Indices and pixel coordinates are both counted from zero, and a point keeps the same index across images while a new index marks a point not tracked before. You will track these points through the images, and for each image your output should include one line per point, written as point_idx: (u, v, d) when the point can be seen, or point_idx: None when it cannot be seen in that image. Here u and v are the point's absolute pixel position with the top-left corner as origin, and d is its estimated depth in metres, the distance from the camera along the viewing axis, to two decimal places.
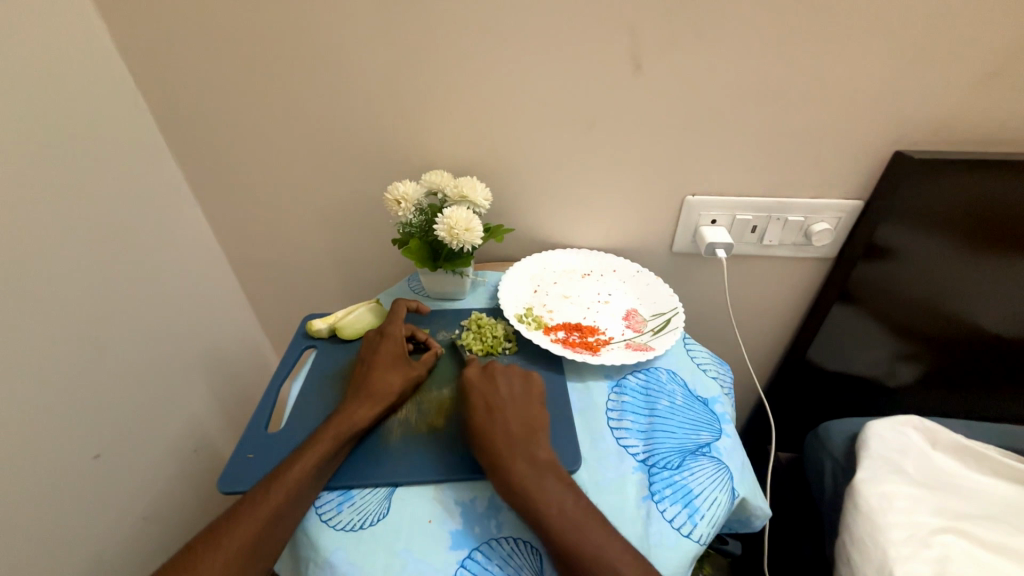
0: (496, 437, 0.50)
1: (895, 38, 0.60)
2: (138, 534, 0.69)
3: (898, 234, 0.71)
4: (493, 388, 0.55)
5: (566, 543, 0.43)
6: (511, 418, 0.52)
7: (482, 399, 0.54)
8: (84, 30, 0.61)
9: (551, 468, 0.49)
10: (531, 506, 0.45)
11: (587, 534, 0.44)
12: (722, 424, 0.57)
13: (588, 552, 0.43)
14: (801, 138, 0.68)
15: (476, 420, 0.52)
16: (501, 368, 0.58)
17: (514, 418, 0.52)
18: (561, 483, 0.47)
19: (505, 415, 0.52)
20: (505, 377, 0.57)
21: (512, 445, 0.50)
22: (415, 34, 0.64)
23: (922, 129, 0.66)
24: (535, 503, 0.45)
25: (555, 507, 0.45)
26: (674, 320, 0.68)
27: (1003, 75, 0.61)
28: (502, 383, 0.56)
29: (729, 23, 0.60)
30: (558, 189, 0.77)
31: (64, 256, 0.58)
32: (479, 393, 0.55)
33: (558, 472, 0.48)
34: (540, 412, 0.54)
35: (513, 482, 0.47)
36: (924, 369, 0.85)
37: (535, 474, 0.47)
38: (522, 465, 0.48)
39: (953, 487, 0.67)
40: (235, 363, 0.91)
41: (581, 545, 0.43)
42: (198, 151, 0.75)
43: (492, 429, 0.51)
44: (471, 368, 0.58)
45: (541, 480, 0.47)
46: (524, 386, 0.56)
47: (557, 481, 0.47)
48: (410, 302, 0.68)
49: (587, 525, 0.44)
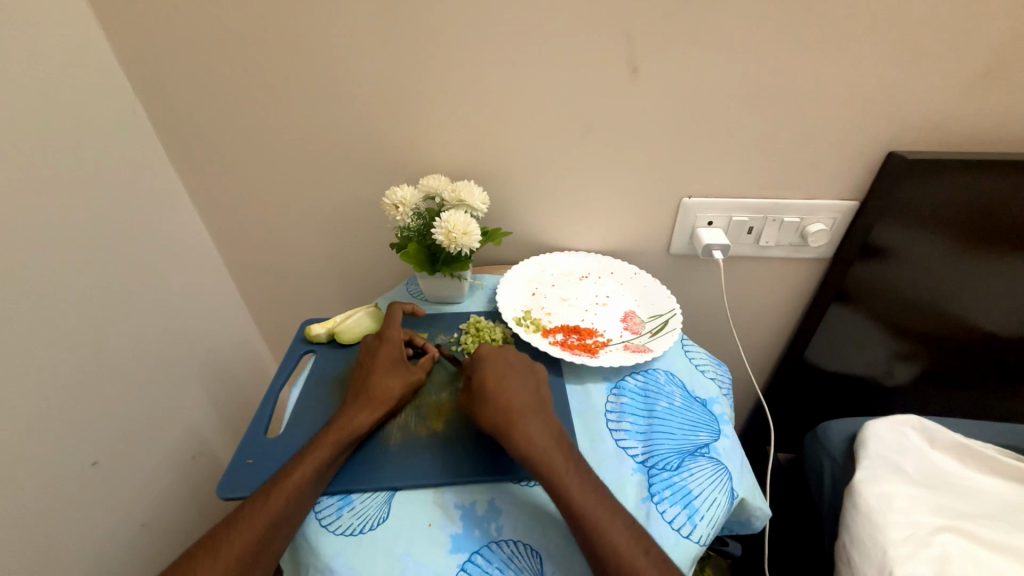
0: (508, 404, 0.51)
1: (887, 39, 0.60)
2: (136, 542, 0.69)
3: (894, 233, 0.71)
4: (506, 360, 0.56)
5: (574, 508, 0.44)
6: (523, 388, 0.53)
7: (496, 370, 0.54)
8: (81, 36, 0.61)
9: (561, 438, 0.50)
10: (544, 472, 0.46)
11: (592, 501, 0.45)
12: (721, 425, 0.57)
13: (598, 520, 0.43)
14: (796, 140, 0.69)
15: (489, 386, 0.53)
16: (512, 346, 0.59)
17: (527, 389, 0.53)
18: (570, 454, 0.48)
19: (517, 386, 0.53)
20: (514, 352, 0.58)
21: (523, 413, 0.51)
22: (412, 38, 0.64)
23: (916, 130, 0.66)
24: (547, 467, 0.46)
25: (566, 472, 0.46)
26: (673, 321, 0.68)
27: (995, 75, 0.62)
28: (512, 357, 0.57)
29: (722, 26, 0.61)
30: (555, 193, 0.77)
31: (62, 263, 0.58)
32: (493, 363, 0.55)
33: (569, 444, 0.49)
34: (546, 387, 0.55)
35: (526, 446, 0.48)
36: (922, 367, 0.85)
37: (548, 442, 0.48)
38: (536, 428, 0.49)
39: (950, 486, 0.67)
40: (234, 369, 0.91)
41: (591, 510, 0.44)
42: (195, 157, 0.75)
43: (505, 397, 0.52)
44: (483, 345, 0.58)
45: (551, 447, 0.48)
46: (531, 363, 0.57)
47: (559, 446, 0.49)
48: (407, 305, 0.68)
49: (594, 493, 0.45)
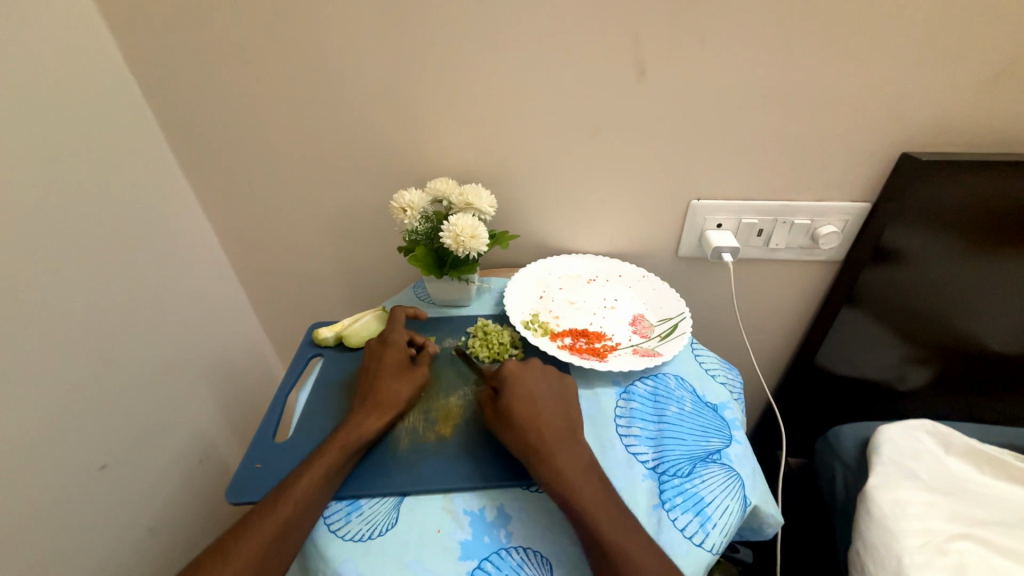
0: (542, 433, 0.50)
1: (897, 40, 0.60)
2: (143, 546, 0.69)
3: (906, 236, 0.70)
4: (535, 383, 0.55)
5: (605, 538, 0.44)
6: (554, 411, 0.52)
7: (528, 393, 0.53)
8: (90, 41, 0.62)
9: (592, 468, 0.49)
10: (574, 504, 0.46)
11: (624, 537, 0.44)
12: (732, 430, 0.57)
13: (623, 555, 0.43)
14: (805, 141, 0.68)
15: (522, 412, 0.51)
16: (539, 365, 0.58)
17: (555, 412, 0.52)
18: (601, 484, 0.48)
19: (549, 411, 0.52)
20: (540, 373, 0.56)
21: (556, 441, 0.49)
22: (418, 42, 0.64)
23: (929, 131, 0.65)
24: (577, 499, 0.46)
25: (597, 503, 0.46)
26: (682, 324, 0.67)
27: (1009, 75, 0.61)
28: (542, 380, 0.55)
29: (730, 28, 0.60)
30: (562, 195, 0.76)
31: (71, 268, 0.59)
32: (525, 387, 0.54)
33: (600, 473, 0.49)
34: (575, 404, 0.55)
35: (557, 474, 0.47)
36: (935, 371, 0.84)
37: (580, 471, 0.48)
38: (567, 458, 0.48)
39: (967, 492, 0.66)
40: (241, 373, 0.91)
41: (620, 544, 0.43)
42: (203, 161, 0.75)
43: (537, 422, 0.51)
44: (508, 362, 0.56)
45: (582, 477, 0.47)
46: (559, 382, 0.56)
47: (591, 478, 0.48)
48: (408, 307, 0.67)
49: (623, 523, 0.45)
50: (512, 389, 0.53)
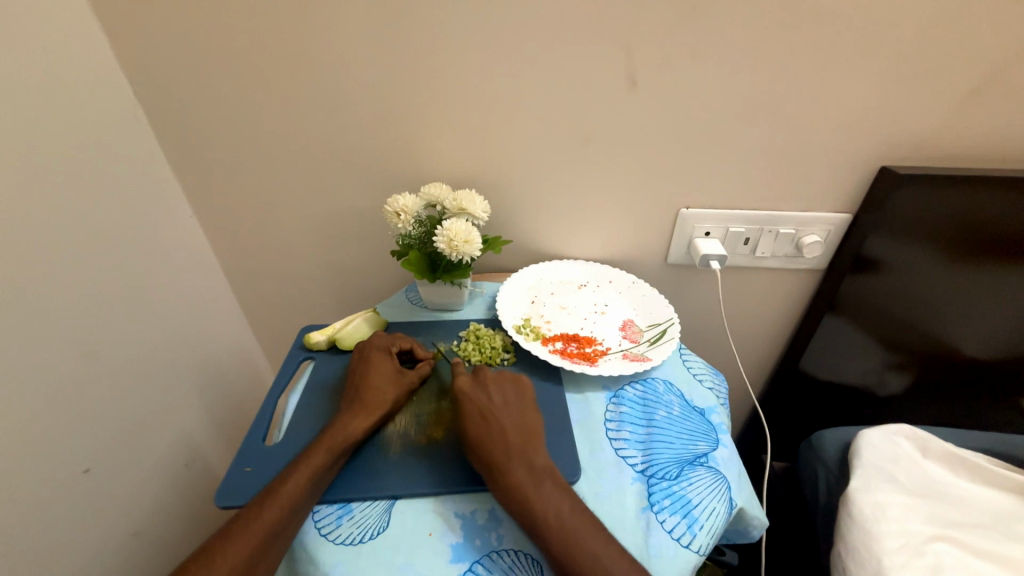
0: (491, 448, 0.50)
1: (878, 56, 0.62)
2: (127, 551, 0.68)
3: (886, 246, 0.73)
4: (486, 399, 0.55)
5: (563, 544, 0.44)
6: (506, 425, 0.52)
7: (477, 411, 0.53)
8: (82, 37, 0.61)
9: (546, 477, 0.49)
10: (525, 517, 0.46)
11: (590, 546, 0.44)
12: (719, 434, 0.58)
13: (584, 564, 0.43)
14: (792, 152, 0.70)
15: (471, 430, 0.52)
16: (493, 377, 0.57)
17: (507, 428, 0.52)
18: (557, 492, 0.48)
19: (509, 414, 0.54)
20: (496, 385, 0.56)
21: (512, 458, 0.50)
22: (413, 47, 0.65)
23: (908, 146, 0.68)
24: (533, 511, 0.46)
25: (568, 513, 0.46)
26: (671, 330, 0.68)
27: (984, 93, 0.63)
28: (494, 393, 0.55)
29: (719, 41, 0.62)
30: (555, 202, 0.78)
31: (59, 266, 0.58)
32: (473, 403, 0.54)
33: (554, 480, 0.49)
34: (534, 418, 0.55)
35: (506, 492, 0.48)
36: (913, 378, 0.86)
37: (531, 483, 0.48)
38: (520, 472, 0.49)
39: (942, 496, 0.68)
40: (228, 375, 0.90)
41: (574, 554, 0.44)
42: (195, 161, 0.75)
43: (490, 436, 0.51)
44: (461, 376, 0.57)
45: (535, 492, 0.47)
46: (516, 394, 0.56)
47: (555, 490, 0.48)
48: (404, 341, 0.64)
49: (594, 534, 0.45)
50: (472, 413, 0.53)
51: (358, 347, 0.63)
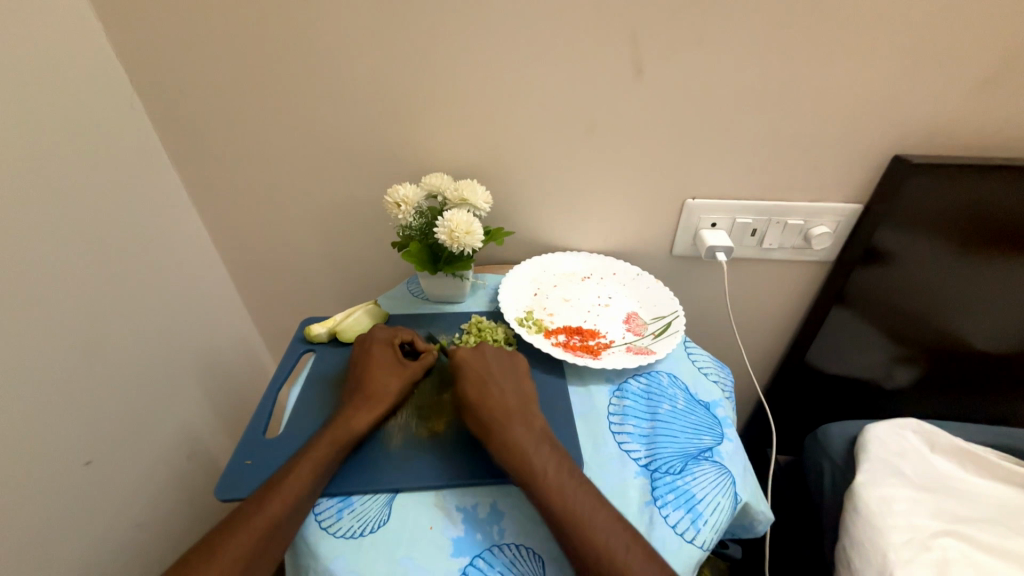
0: (493, 408, 0.52)
1: (892, 43, 0.60)
2: (130, 542, 0.68)
3: (896, 237, 0.71)
4: (486, 366, 0.56)
5: (563, 500, 0.45)
6: (507, 392, 0.54)
7: (477, 375, 0.55)
8: (76, 25, 0.60)
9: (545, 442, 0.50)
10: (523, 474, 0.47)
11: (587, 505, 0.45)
12: (724, 428, 0.57)
13: (583, 522, 0.43)
14: (801, 142, 0.69)
15: (470, 392, 0.53)
16: (492, 349, 0.59)
17: (508, 393, 0.53)
18: (555, 454, 0.49)
19: (510, 381, 0.55)
20: (495, 356, 0.58)
21: (513, 421, 0.51)
22: (414, 34, 0.63)
23: (922, 135, 0.66)
24: (532, 468, 0.47)
25: (565, 474, 0.47)
26: (675, 323, 0.67)
27: (1002, 80, 0.61)
28: (493, 362, 0.57)
29: (728, 27, 0.60)
30: (558, 193, 0.76)
31: (59, 260, 0.58)
32: (471, 368, 0.55)
33: (553, 444, 0.50)
34: (531, 387, 0.56)
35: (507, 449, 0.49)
36: (922, 371, 0.85)
37: (532, 443, 0.49)
38: (520, 433, 0.50)
39: (950, 490, 0.67)
40: (231, 368, 0.90)
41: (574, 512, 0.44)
42: (194, 152, 0.74)
43: (491, 400, 0.52)
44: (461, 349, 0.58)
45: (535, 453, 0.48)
46: (512, 362, 0.58)
47: (551, 452, 0.49)
48: (404, 333, 0.63)
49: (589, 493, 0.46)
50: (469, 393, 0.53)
51: (359, 338, 0.63)
